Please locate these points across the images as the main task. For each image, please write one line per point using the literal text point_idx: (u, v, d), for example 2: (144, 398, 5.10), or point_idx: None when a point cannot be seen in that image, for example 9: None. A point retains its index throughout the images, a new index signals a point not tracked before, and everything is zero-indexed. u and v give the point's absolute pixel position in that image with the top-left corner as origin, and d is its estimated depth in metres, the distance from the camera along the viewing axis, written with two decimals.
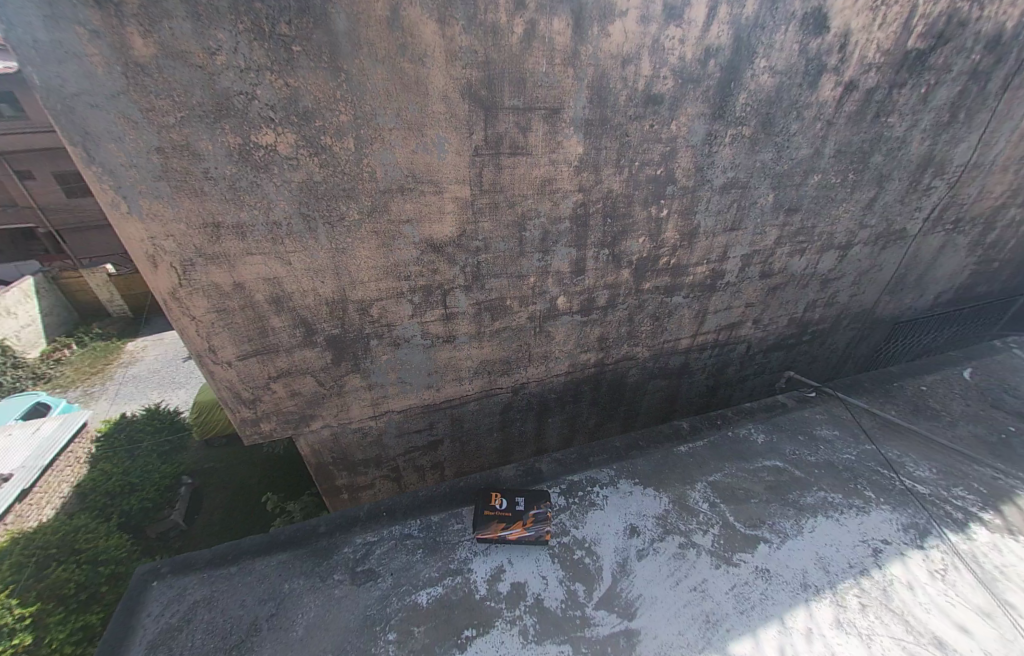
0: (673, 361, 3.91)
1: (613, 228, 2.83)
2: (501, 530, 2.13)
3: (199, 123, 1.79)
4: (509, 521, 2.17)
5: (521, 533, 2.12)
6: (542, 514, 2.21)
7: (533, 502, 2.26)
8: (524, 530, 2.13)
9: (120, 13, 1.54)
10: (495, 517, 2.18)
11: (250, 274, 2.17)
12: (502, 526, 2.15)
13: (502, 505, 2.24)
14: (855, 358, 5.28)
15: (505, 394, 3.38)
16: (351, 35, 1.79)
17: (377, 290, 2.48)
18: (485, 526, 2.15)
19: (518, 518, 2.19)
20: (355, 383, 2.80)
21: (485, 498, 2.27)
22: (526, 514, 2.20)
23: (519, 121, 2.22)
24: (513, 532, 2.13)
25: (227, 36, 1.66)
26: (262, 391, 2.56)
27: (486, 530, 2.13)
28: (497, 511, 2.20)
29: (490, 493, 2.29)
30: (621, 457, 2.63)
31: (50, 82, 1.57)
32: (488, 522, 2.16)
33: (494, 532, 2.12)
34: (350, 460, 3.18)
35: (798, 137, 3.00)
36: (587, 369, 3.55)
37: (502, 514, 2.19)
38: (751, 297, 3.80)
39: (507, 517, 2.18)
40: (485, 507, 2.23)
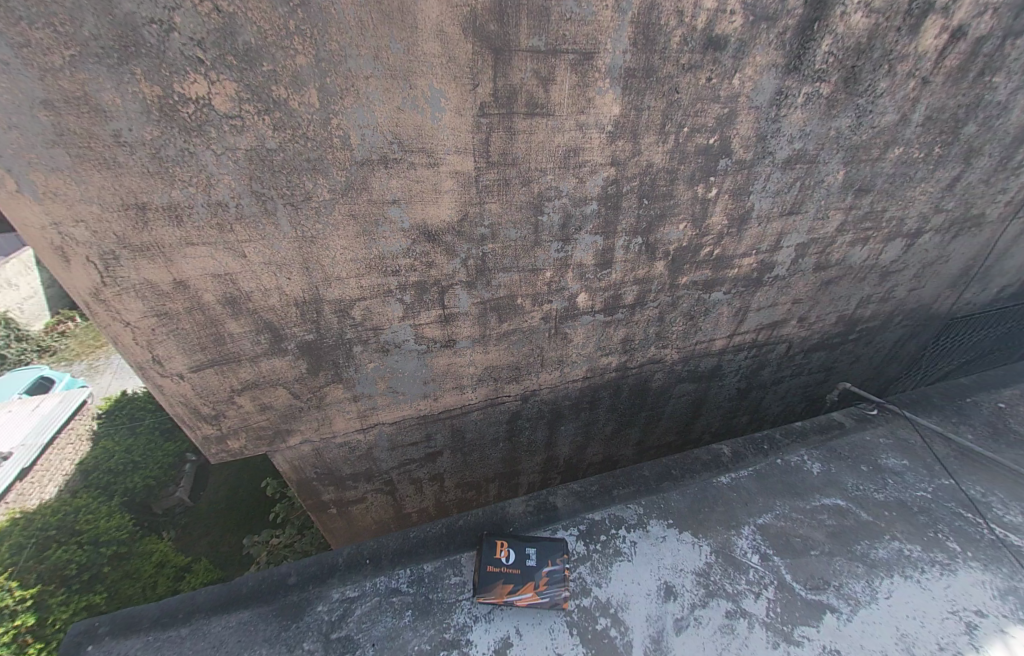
0: (704, 364, 3.44)
1: (649, 211, 2.31)
2: (507, 594, 1.76)
3: (99, 66, 1.27)
4: (517, 581, 1.79)
5: (531, 600, 1.74)
6: (557, 572, 1.83)
7: (547, 556, 1.88)
8: (535, 597, 1.75)
9: None
10: (501, 577, 1.81)
11: (194, 269, 1.73)
12: (508, 588, 1.78)
13: (509, 559, 1.86)
14: (900, 358, 4.75)
15: (513, 402, 2.97)
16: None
17: (358, 287, 2.03)
18: (488, 588, 1.78)
19: (528, 579, 1.80)
20: (338, 395, 2.39)
21: (489, 549, 1.90)
22: (537, 573, 1.82)
23: (539, 68, 1.67)
24: (522, 597, 1.75)
25: None
26: (226, 406, 2.17)
27: (489, 593, 1.77)
28: (502, 568, 1.83)
29: (495, 543, 1.92)
30: (650, 489, 2.22)
31: None
32: (492, 583, 1.79)
33: (499, 595, 1.76)
34: (336, 476, 2.83)
35: (884, 100, 2.40)
36: (607, 374, 3.10)
37: (508, 573, 1.82)
38: (800, 292, 3.27)
39: (515, 577, 1.80)
40: (488, 561, 1.85)
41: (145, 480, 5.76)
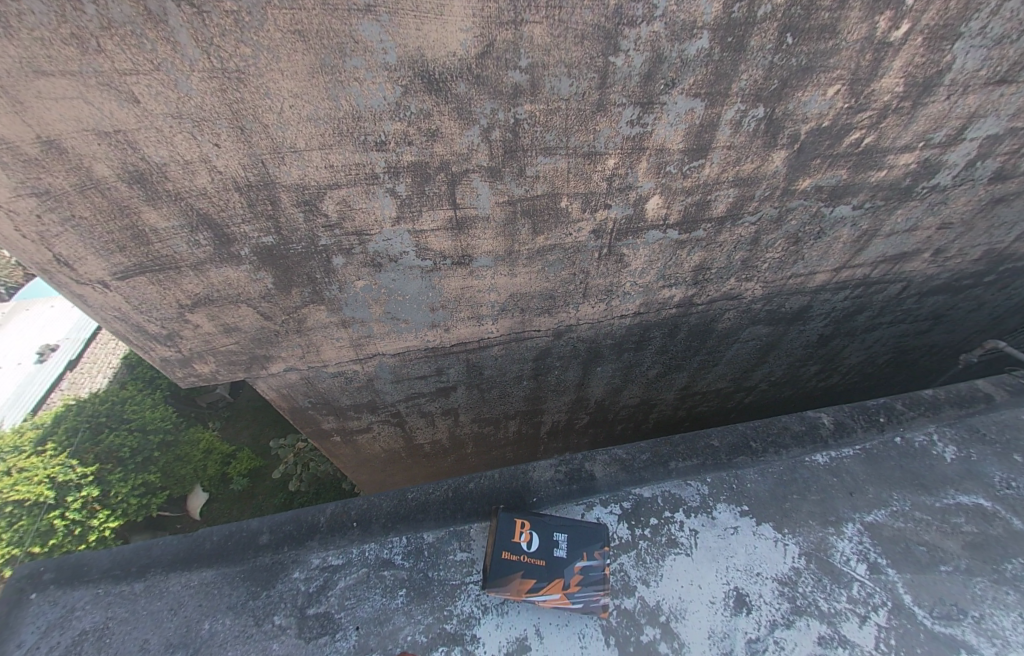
0: (789, 304, 2.70)
1: (790, 58, 1.37)
2: (527, 591, 1.37)
3: None
4: (541, 577, 1.39)
5: (560, 603, 1.34)
6: (595, 568, 1.42)
7: (581, 547, 1.46)
8: (565, 600, 1.35)
9: None
10: (520, 568, 1.41)
11: (59, 123, 1.08)
12: (529, 584, 1.38)
13: (532, 546, 1.46)
14: None
15: (542, 339, 2.41)
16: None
17: (326, 168, 1.35)
18: (503, 580, 1.40)
19: (555, 575, 1.40)
20: (320, 320, 1.89)
21: (506, 530, 1.49)
22: (568, 569, 1.41)
23: None
24: (548, 598, 1.35)
25: None
26: (178, 324, 1.74)
27: (504, 587, 1.39)
28: (522, 557, 1.44)
29: (513, 523, 1.51)
30: (717, 465, 1.72)
31: None
32: (508, 574, 1.40)
33: (517, 592, 1.37)
34: (335, 406, 2.48)
35: None
36: (665, 310, 2.43)
37: (529, 564, 1.42)
38: (955, 215, 2.33)
39: (538, 571, 1.41)
40: (504, 546, 1.46)
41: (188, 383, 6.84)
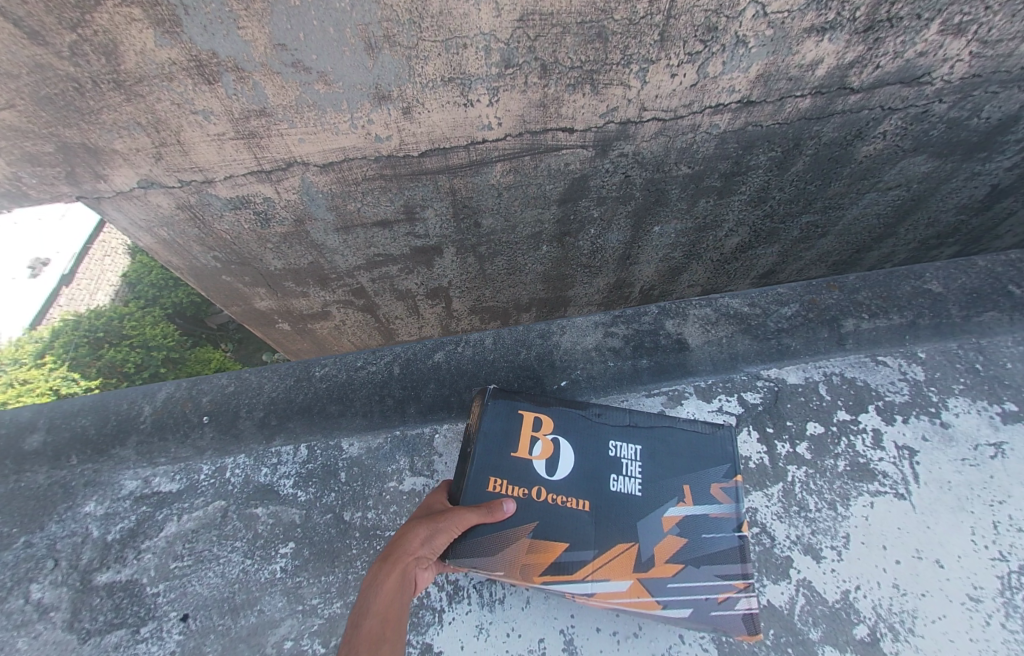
0: (995, 109, 1.59)
1: None
2: (546, 570, 0.60)
3: None
4: (581, 540, 0.61)
5: (631, 605, 0.58)
6: (710, 526, 0.63)
7: (669, 475, 0.67)
8: (646, 600, 0.58)
9: None
10: (529, 517, 0.63)
11: None
12: (551, 555, 0.61)
13: (556, 470, 0.67)
14: None
15: (576, 154, 1.43)
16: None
17: None
18: (486, 542, 0.61)
19: (613, 537, 0.62)
20: (146, 54, 0.93)
21: (498, 433, 0.70)
22: (646, 528, 0.63)
23: None
24: (603, 591, 0.58)
25: None
26: None
27: (490, 560, 0.61)
28: (534, 494, 0.65)
29: (513, 421, 0.71)
30: (942, 328, 0.83)
31: None
32: (498, 532, 0.62)
33: (522, 572, 0.60)
34: (261, 269, 1.68)
35: None
36: (792, 101, 1.39)
37: (549, 508, 0.64)
38: None
39: (572, 526, 0.63)
40: (493, 468, 0.67)
41: (187, 295, 6.60)
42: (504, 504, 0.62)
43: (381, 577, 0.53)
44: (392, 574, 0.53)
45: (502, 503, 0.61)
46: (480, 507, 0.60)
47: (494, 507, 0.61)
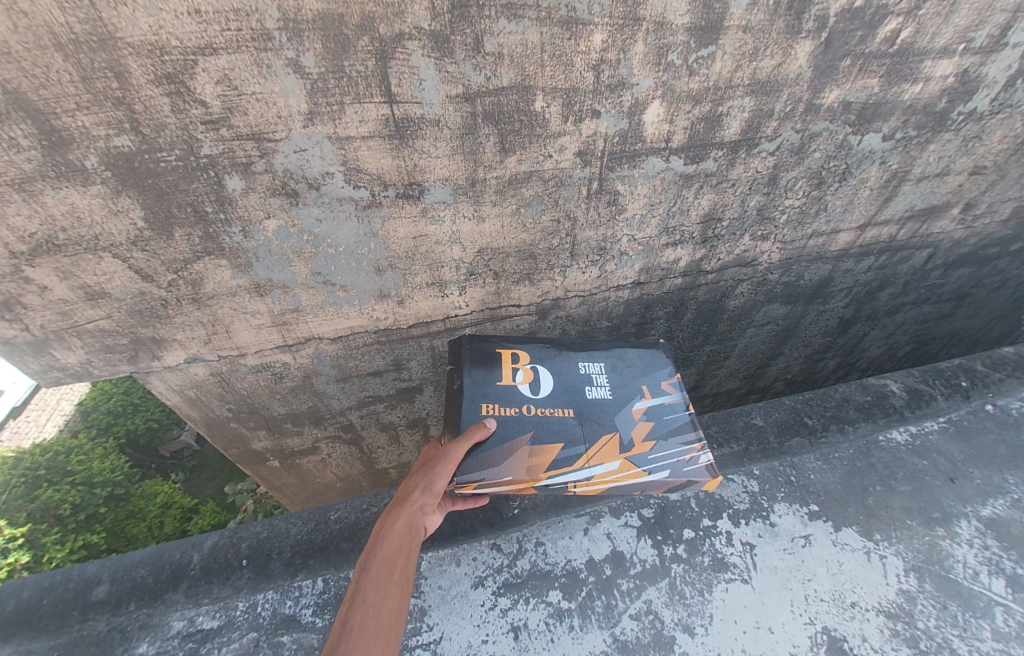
0: (809, 275, 2.32)
1: None
2: (551, 464, 1.12)
3: None
4: (575, 437, 1.18)
5: (623, 471, 1.12)
6: (659, 412, 1.27)
7: (624, 388, 1.31)
8: (635, 470, 1.13)
9: None
10: (520, 433, 1.15)
11: None
12: (552, 454, 1.14)
13: (539, 386, 1.28)
14: None
15: (525, 320, 1.95)
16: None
17: (196, 19, 0.89)
18: (484, 458, 1.09)
19: (600, 431, 1.19)
20: (224, 282, 1.39)
21: (494, 374, 1.29)
22: (621, 425, 1.22)
23: None
24: (601, 470, 1.12)
25: None
26: (12, 285, 1.21)
27: (494, 470, 1.08)
28: (522, 409, 1.21)
29: (504, 364, 1.33)
30: (766, 451, 1.25)
31: None
32: (494, 449, 1.11)
33: (530, 472, 1.09)
34: (264, 416, 1.96)
35: None
36: (669, 280, 2.03)
37: (539, 419, 1.20)
38: (989, 153, 2.00)
39: (565, 426, 1.20)
40: (490, 398, 1.22)
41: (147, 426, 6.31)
42: (482, 430, 1.10)
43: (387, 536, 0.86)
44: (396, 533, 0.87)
45: (480, 429, 1.10)
46: (465, 445, 1.05)
47: (475, 434, 1.09)
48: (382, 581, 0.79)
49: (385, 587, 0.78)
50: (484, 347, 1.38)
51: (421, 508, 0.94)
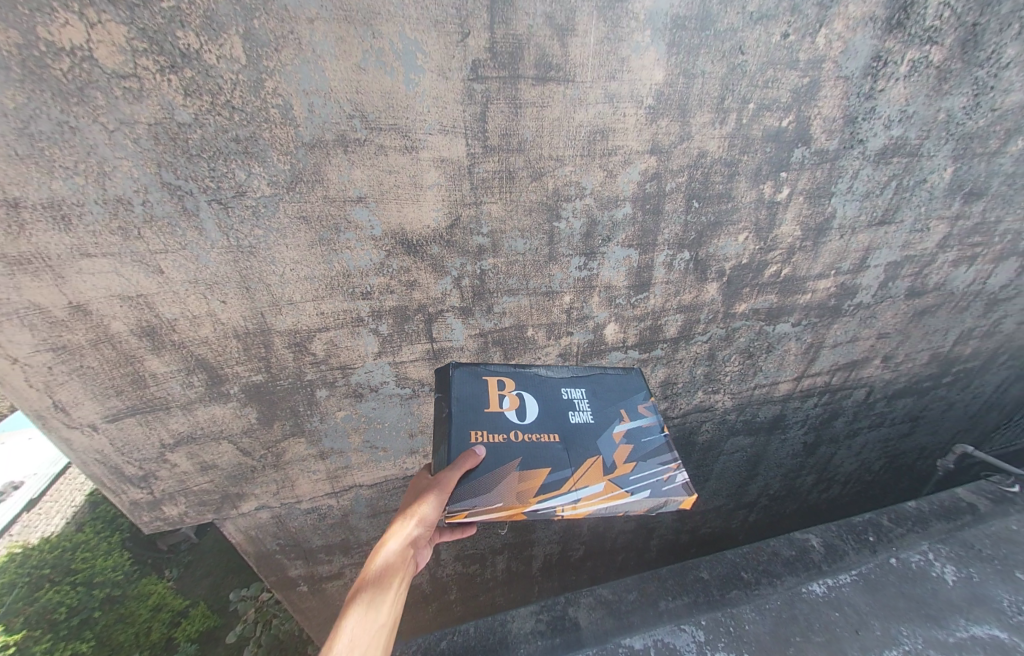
0: (763, 413, 2.76)
1: (699, 218, 1.71)
2: (540, 489, 1.24)
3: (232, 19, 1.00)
4: (562, 460, 1.32)
5: (607, 495, 1.26)
6: (635, 434, 1.45)
7: (602, 415, 1.48)
8: (618, 491, 1.27)
9: None
10: (509, 462, 1.27)
11: (95, 290, 1.29)
12: (541, 478, 1.26)
13: (526, 413, 1.42)
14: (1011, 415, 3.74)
15: None
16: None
17: (317, 314, 1.53)
18: (475, 485, 1.20)
19: (583, 458, 1.34)
20: (298, 451, 1.88)
21: (481, 400, 1.41)
22: (604, 450, 1.38)
23: (552, 13, 1.15)
24: (589, 493, 1.25)
25: None
26: (156, 465, 1.71)
27: (483, 497, 1.18)
28: (510, 435, 1.33)
29: (492, 390, 1.46)
30: (712, 601, 1.57)
31: None
32: (483, 475, 1.22)
33: (521, 499, 1.19)
34: (304, 548, 2.30)
35: (1012, 72, 1.75)
36: None
37: (529, 443, 1.33)
38: (888, 325, 2.55)
39: (552, 451, 1.33)
40: (479, 424, 1.34)
41: None
42: (472, 458, 1.20)
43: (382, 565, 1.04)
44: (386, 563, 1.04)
45: (471, 458, 1.20)
46: (454, 473, 1.16)
47: (466, 463, 1.19)
48: (373, 610, 0.96)
49: (376, 619, 0.95)
50: (470, 375, 1.49)
51: (414, 540, 1.08)
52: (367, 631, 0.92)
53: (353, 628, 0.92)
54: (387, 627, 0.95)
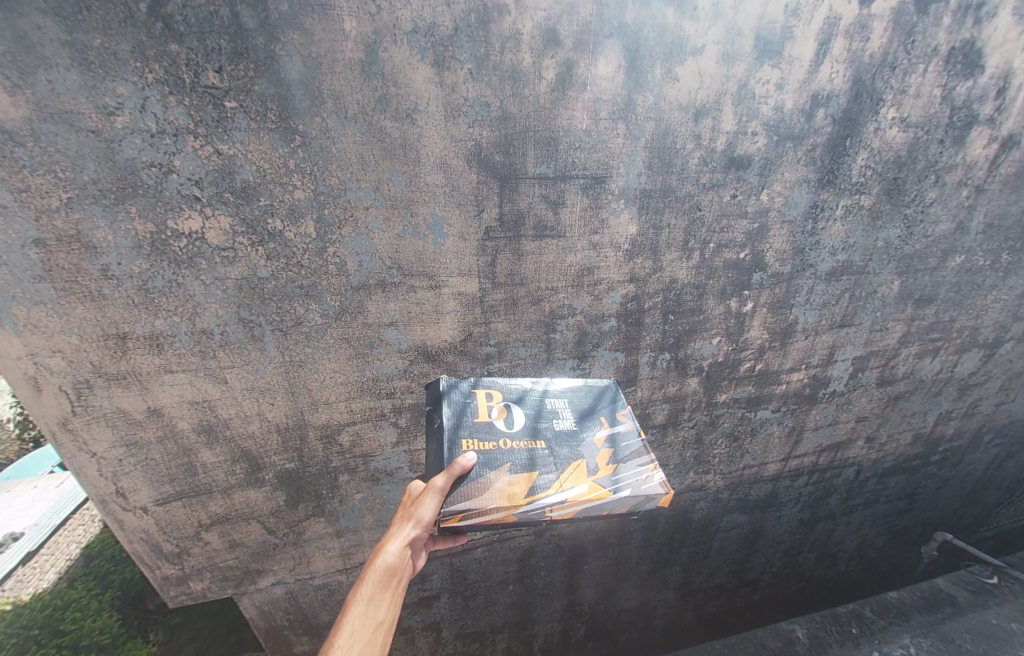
0: (755, 491, 2.88)
1: (676, 327, 2.00)
2: (529, 491, 1.05)
3: (312, 211, 1.37)
4: (548, 463, 1.13)
5: (593, 496, 1.08)
6: (618, 438, 1.26)
7: (585, 419, 1.30)
8: (603, 491, 1.10)
9: (196, 87, 1.16)
10: (498, 466, 1.09)
11: (170, 397, 1.57)
12: (530, 481, 1.07)
13: (513, 421, 1.23)
14: (1011, 493, 3.76)
15: (526, 538, 2.52)
16: (265, 25, 1.12)
17: (347, 411, 1.79)
18: (470, 488, 1.03)
19: (568, 460, 1.15)
20: (318, 529, 2.06)
21: (465, 411, 1.22)
22: (587, 452, 1.19)
23: (547, 193, 1.54)
24: (576, 493, 1.08)
25: (239, 139, 1.24)
26: (190, 543, 1.89)
27: (480, 500, 1.01)
28: (499, 442, 1.14)
29: (476, 399, 1.27)
30: None
31: (71, 171, 1.19)
32: (478, 479, 1.05)
33: (513, 499, 1.03)
34: (312, 624, 2.38)
35: (935, 208, 2.10)
36: None
37: (517, 450, 1.14)
38: (865, 410, 2.74)
39: (536, 456, 1.14)
40: (465, 432, 1.15)
41: None
42: (464, 462, 1.03)
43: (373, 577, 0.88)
44: (379, 574, 0.88)
45: (462, 461, 1.03)
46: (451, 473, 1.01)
47: (457, 466, 1.02)
48: (372, 607, 0.84)
49: (374, 617, 0.83)
50: (451, 385, 1.30)
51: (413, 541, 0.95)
52: (365, 629, 0.81)
53: (348, 627, 0.80)
54: (386, 625, 0.83)
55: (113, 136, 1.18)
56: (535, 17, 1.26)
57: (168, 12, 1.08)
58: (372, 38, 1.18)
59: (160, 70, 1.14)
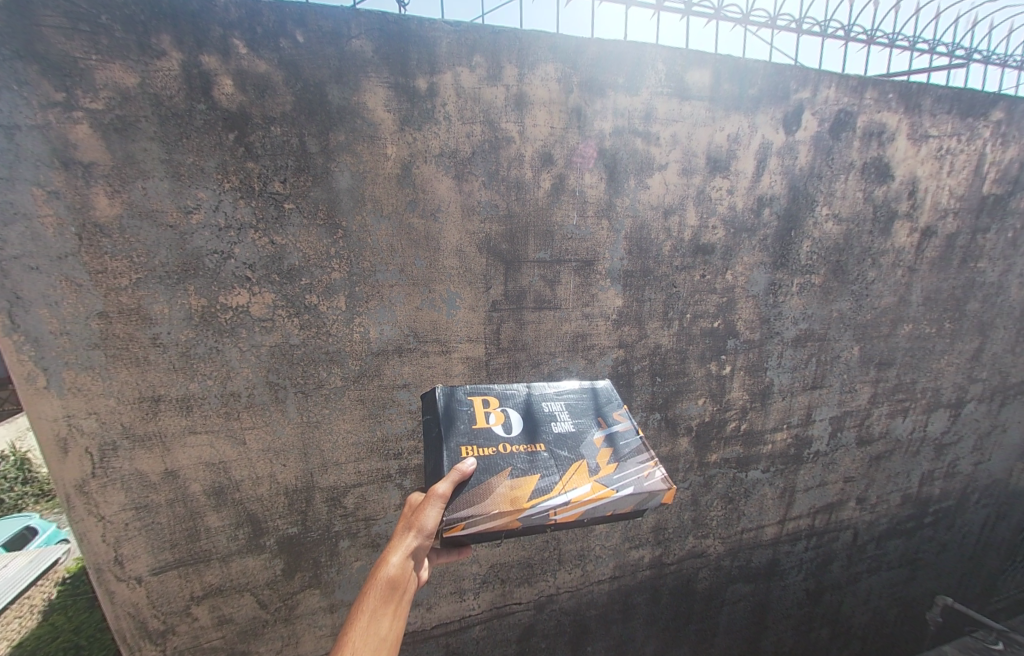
0: (756, 557, 2.85)
1: (664, 388, 2.17)
2: (533, 494, 1.10)
3: (345, 288, 1.61)
4: (550, 466, 1.18)
5: (597, 495, 1.12)
6: (617, 438, 1.31)
7: (583, 421, 1.37)
8: (606, 490, 1.14)
9: (264, 193, 1.46)
10: (502, 478, 1.12)
11: (189, 457, 1.64)
12: (532, 484, 1.12)
13: (513, 427, 1.29)
14: (1011, 560, 3.72)
15: (525, 612, 2.42)
16: (325, 150, 1.47)
17: (356, 472, 1.86)
18: (470, 496, 1.07)
19: (569, 464, 1.20)
20: (311, 602, 1.99)
21: (466, 419, 1.29)
22: (587, 452, 1.24)
23: (545, 274, 1.81)
24: (578, 494, 1.11)
25: (294, 231, 1.51)
26: (178, 619, 1.81)
27: (481, 506, 1.05)
28: (499, 448, 1.20)
29: (476, 408, 1.34)
30: None
31: (144, 255, 1.41)
32: (477, 486, 1.09)
33: (515, 503, 1.07)
34: None
35: (878, 284, 2.43)
36: (639, 572, 2.58)
37: (517, 455, 1.19)
38: (850, 470, 2.85)
39: (537, 460, 1.19)
40: (467, 439, 1.21)
41: None
42: (464, 469, 1.07)
43: (373, 593, 0.83)
44: (380, 589, 0.83)
45: (462, 468, 1.07)
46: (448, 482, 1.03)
47: (457, 474, 1.06)
48: (373, 622, 0.78)
49: (376, 633, 0.77)
50: (453, 395, 1.37)
51: (416, 551, 0.93)
52: (368, 645, 0.74)
53: (350, 642, 0.73)
54: (391, 640, 0.77)
55: (185, 229, 1.42)
56: (534, 143, 1.66)
57: (256, 142, 1.41)
58: (408, 159, 1.55)
59: (239, 180, 1.43)
